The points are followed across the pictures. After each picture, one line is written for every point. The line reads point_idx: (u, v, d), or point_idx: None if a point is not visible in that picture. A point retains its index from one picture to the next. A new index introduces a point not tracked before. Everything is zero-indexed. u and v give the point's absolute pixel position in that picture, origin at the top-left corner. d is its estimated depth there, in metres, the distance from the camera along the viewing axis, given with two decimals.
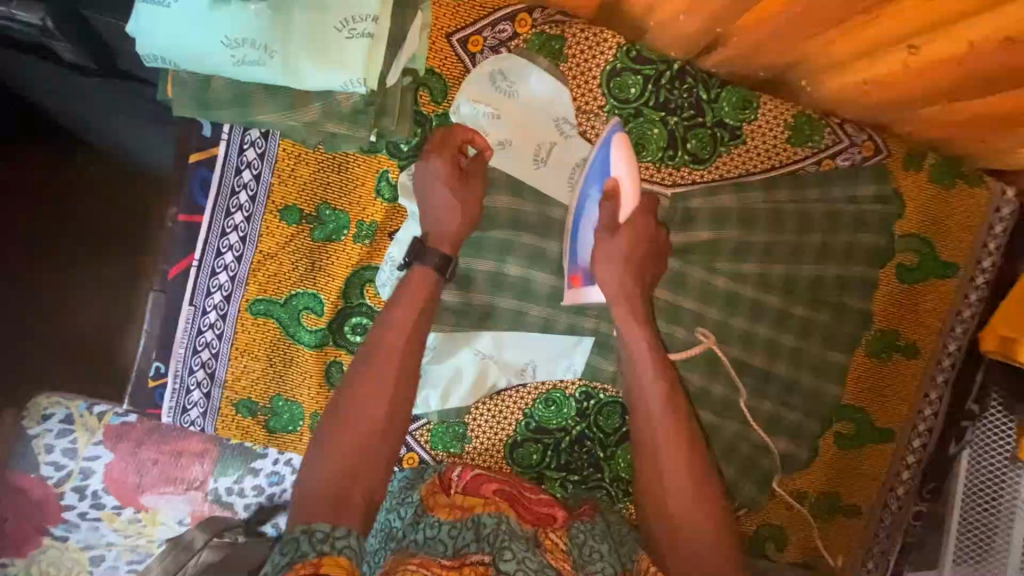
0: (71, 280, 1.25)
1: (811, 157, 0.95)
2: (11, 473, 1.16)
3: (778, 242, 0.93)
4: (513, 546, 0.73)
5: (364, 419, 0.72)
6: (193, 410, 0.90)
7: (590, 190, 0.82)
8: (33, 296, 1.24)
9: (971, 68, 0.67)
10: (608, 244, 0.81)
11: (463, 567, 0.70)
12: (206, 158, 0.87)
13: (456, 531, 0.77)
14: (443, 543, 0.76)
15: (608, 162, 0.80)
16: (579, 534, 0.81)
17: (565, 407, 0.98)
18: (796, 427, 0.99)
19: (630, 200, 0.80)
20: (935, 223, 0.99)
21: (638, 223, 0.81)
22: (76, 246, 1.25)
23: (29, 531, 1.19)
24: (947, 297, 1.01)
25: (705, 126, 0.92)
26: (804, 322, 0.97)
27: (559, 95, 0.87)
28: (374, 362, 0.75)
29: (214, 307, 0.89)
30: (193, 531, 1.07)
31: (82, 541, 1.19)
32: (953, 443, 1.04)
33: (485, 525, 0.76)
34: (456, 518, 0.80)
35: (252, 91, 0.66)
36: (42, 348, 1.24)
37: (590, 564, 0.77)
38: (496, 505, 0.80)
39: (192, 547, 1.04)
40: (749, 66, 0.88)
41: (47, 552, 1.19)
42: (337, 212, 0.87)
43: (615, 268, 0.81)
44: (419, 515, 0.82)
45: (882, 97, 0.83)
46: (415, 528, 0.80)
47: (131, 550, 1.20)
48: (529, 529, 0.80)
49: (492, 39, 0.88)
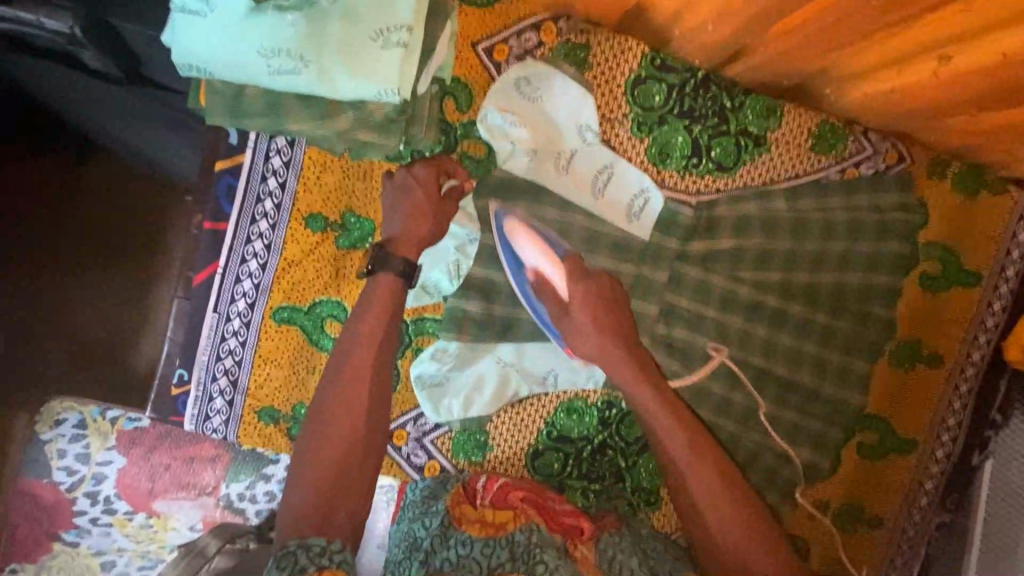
0: (71, 280, 1.26)
1: (834, 165, 0.95)
2: (24, 478, 1.17)
3: (802, 249, 0.93)
4: (545, 558, 0.75)
5: (337, 439, 0.72)
6: (216, 417, 0.90)
7: (528, 293, 0.83)
8: (37, 291, 1.25)
9: (1003, 79, 0.67)
10: (571, 324, 0.79)
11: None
12: (232, 166, 0.87)
13: (489, 549, 0.78)
14: (476, 562, 0.77)
15: (517, 257, 0.81)
16: (607, 548, 0.82)
17: (587, 416, 0.98)
18: (819, 435, 0.99)
19: (559, 276, 0.80)
20: (958, 232, 0.98)
21: (579, 288, 0.79)
22: (77, 245, 1.26)
23: (40, 536, 1.18)
24: (971, 306, 1.01)
25: (729, 135, 0.92)
26: (827, 331, 0.96)
27: (583, 102, 0.87)
28: (344, 381, 0.74)
29: (237, 315, 0.89)
30: (206, 536, 0.98)
31: (94, 547, 1.19)
32: (975, 453, 1.03)
33: (518, 543, 0.78)
34: (489, 534, 0.80)
35: (284, 100, 0.67)
36: (41, 348, 1.25)
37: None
38: (526, 517, 0.82)
39: (205, 552, 0.96)
40: (774, 75, 0.88)
41: (58, 556, 1.18)
42: (362, 220, 0.88)
43: (591, 338, 0.79)
44: (449, 529, 0.82)
45: (908, 106, 0.83)
46: (447, 546, 0.80)
47: (142, 556, 1.19)
48: (560, 538, 0.81)
49: (518, 48, 0.88)
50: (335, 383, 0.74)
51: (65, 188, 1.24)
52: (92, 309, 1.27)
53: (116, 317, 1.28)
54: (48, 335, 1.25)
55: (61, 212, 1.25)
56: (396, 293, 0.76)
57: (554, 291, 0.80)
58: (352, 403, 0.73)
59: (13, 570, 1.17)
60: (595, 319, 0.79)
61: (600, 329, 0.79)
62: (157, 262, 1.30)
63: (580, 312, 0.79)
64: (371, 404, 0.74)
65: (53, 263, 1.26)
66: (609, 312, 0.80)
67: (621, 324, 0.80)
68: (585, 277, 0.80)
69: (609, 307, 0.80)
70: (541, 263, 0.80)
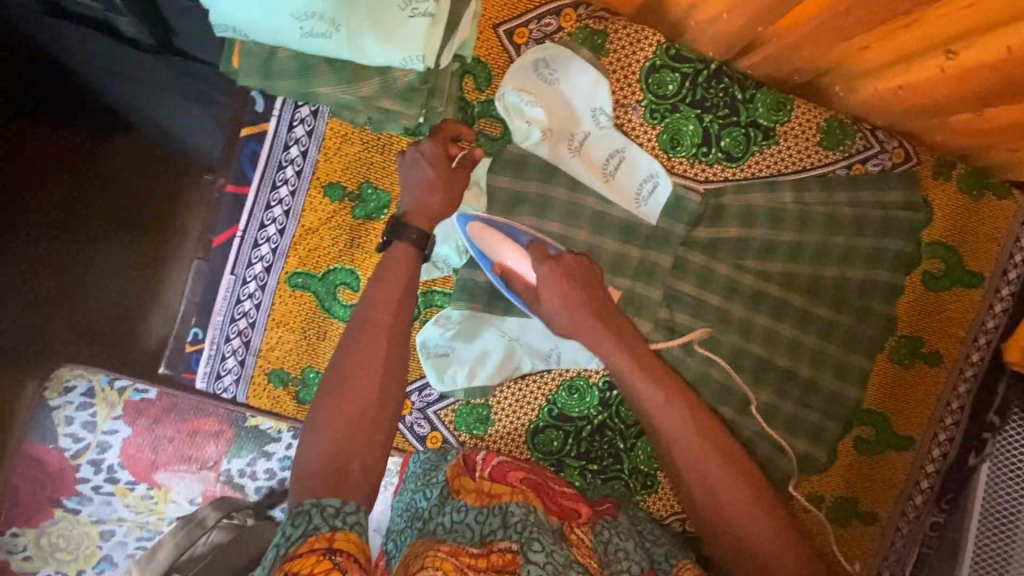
0: (79, 272, 1.30)
1: (842, 161, 0.97)
2: (30, 444, 1.19)
3: (806, 242, 0.95)
4: (541, 537, 0.74)
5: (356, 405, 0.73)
6: (228, 377, 0.93)
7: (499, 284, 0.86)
8: (61, 261, 1.29)
9: (1006, 78, 0.68)
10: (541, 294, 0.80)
11: (491, 555, 0.72)
12: (256, 133, 0.90)
13: (483, 517, 0.79)
14: (470, 529, 0.78)
15: (483, 252, 0.84)
16: (604, 531, 0.84)
17: (588, 395, 1.00)
18: (816, 427, 1.00)
19: (521, 257, 0.83)
20: (961, 232, 1.00)
21: (542, 270, 0.80)
22: (96, 220, 1.30)
23: (42, 501, 1.20)
24: (972, 306, 1.02)
25: (739, 125, 0.94)
26: (828, 324, 0.98)
27: (599, 86, 0.90)
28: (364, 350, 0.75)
29: (254, 278, 0.92)
30: (205, 509, 1.10)
31: (94, 515, 1.20)
32: (972, 454, 1.03)
33: (512, 513, 0.78)
34: (484, 504, 0.82)
35: (313, 63, 0.70)
36: (62, 321, 1.30)
37: (616, 564, 0.79)
38: (523, 494, 0.83)
39: (203, 524, 1.07)
40: (785, 69, 0.90)
41: (58, 523, 1.20)
42: (377, 190, 0.90)
43: (560, 310, 0.80)
44: (448, 498, 0.85)
45: (914, 104, 0.85)
46: (444, 512, 0.82)
47: (141, 527, 1.21)
48: (557, 521, 0.81)
49: (537, 32, 0.91)
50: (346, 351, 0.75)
51: (86, 162, 1.28)
52: (113, 284, 1.31)
53: (129, 292, 1.31)
54: (68, 303, 1.30)
55: (82, 186, 1.28)
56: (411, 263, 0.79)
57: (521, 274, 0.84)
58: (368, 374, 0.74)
59: (13, 534, 1.20)
60: (563, 293, 0.79)
61: (566, 302, 0.79)
62: (172, 243, 1.33)
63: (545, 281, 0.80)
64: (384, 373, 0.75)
65: (75, 234, 1.30)
66: (576, 284, 0.81)
67: (585, 294, 0.81)
68: (547, 259, 0.80)
69: (577, 279, 0.81)
70: (504, 252, 0.84)
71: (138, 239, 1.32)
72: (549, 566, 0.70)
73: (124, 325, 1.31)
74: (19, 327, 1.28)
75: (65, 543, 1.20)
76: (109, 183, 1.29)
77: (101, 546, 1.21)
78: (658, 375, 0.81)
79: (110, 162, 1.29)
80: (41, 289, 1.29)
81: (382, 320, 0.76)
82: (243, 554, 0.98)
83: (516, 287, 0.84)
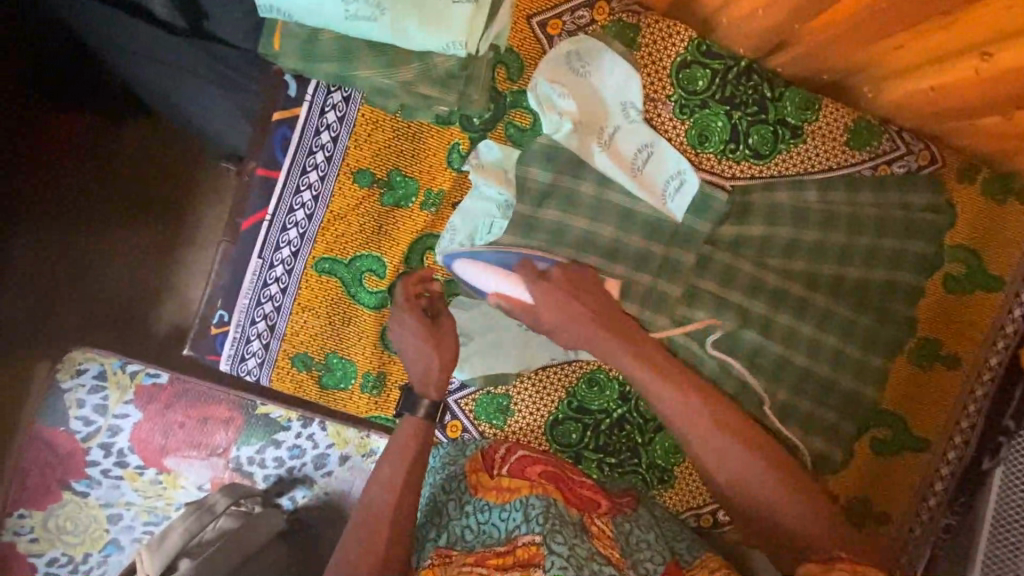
0: (95, 252, 1.30)
1: (869, 161, 0.97)
2: (41, 427, 1.19)
3: (828, 242, 0.95)
4: (563, 530, 0.76)
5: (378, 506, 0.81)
6: (251, 360, 0.94)
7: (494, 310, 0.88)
8: (76, 242, 1.29)
9: None
10: (568, 314, 0.82)
11: (516, 550, 0.76)
12: (288, 117, 0.90)
13: (506, 514, 0.81)
14: (495, 527, 0.81)
15: (476, 287, 0.87)
16: (625, 525, 0.84)
17: (608, 389, 1.00)
18: (832, 426, 1.01)
19: (514, 284, 0.85)
20: (984, 236, 1.00)
21: (558, 297, 0.82)
22: (114, 205, 1.30)
23: (50, 484, 1.19)
24: (992, 311, 1.02)
25: (768, 123, 0.94)
26: (848, 324, 0.98)
27: (630, 80, 0.90)
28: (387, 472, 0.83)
29: (281, 262, 0.92)
30: (214, 495, 1.10)
31: (102, 499, 1.20)
32: (987, 459, 1.03)
33: (533, 505, 0.79)
34: (504, 500, 0.83)
35: (357, 48, 0.75)
36: (79, 302, 1.30)
37: (638, 553, 0.79)
38: (543, 487, 0.83)
39: (213, 510, 1.07)
40: (815, 68, 0.91)
41: (66, 506, 1.19)
42: (406, 178, 0.93)
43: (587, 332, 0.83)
44: (467, 496, 0.86)
45: (939, 107, 0.86)
46: (465, 514, 0.85)
47: (149, 512, 1.21)
48: (577, 514, 0.82)
49: (570, 24, 0.92)
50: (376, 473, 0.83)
51: (106, 145, 1.28)
52: (129, 267, 1.31)
53: (143, 277, 1.31)
54: (83, 284, 1.30)
55: (102, 168, 1.29)
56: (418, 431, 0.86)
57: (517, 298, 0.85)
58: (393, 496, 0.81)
59: (20, 516, 1.17)
60: (594, 313, 0.83)
61: (607, 327, 0.83)
62: (187, 230, 1.32)
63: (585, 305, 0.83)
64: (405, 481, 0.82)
65: (91, 216, 1.29)
66: (609, 310, 0.84)
67: (627, 327, 0.84)
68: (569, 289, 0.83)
69: (607, 305, 0.84)
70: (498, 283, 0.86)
71: (154, 224, 1.31)
72: (571, 557, 0.71)
73: (140, 308, 1.31)
74: (35, 306, 1.28)
75: (72, 526, 1.19)
76: (126, 163, 1.29)
77: (109, 530, 1.20)
78: (671, 374, 0.81)
79: (128, 142, 1.29)
80: (56, 269, 1.29)
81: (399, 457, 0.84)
82: (240, 541, 1.01)
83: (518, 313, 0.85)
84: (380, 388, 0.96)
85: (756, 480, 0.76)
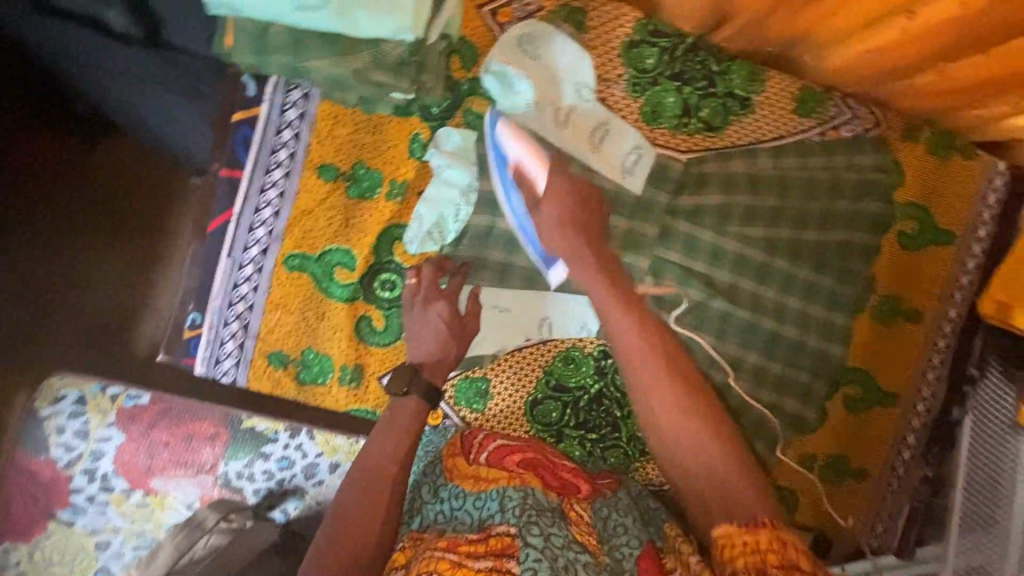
0: (63, 276, 1.27)
1: (817, 128, 1.01)
2: (21, 456, 1.18)
3: (784, 207, 0.98)
4: (540, 521, 0.75)
5: (353, 504, 0.79)
6: (227, 361, 0.94)
7: (510, 193, 0.89)
8: (44, 267, 1.27)
9: (954, 36, 0.72)
10: (540, 215, 0.84)
11: (489, 539, 0.75)
12: (248, 117, 0.93)
13: (481, 503, 0.81)
14: (468, 514, 0.81)
15: (502, 151, 0.88)
16: (603, 509, 0.82)
17: (584, 365, 1.02)
18: (804, 387, 1.04)
19: (540, 168, 0.85)
20: (933, 193, 1.05)
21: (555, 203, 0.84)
22: (85, 233, 1.28)
23: (36, 514, 1.18)
24: (946, 264, 1.07)
25: (718, 97, 0.98)
26: (810, 286, 1.01)
27: (582, 61, 0.94)
28: (371, 461, 0.82)
29: (251, 261, 0.93)
30: (204, 511, 1.11)
31: (89, 526, 1.18)
32: (956, 408, 1.06)
33: (509, 497, 0.79)
34: (480, 489, 0.83)
35: (306, 42, 0.77)
36: (49, 328, 1.26)
37: (614, 539, 0.78)
38: (521, 478, 0.82)
39: (203, 525, 1.08)
40: (757, 41, 0.94)
41: (51, 536, 1.17)
42: (370, 171, 0.94)
43: (554, 229, 0.83)
44: (442, 482, 0.87)
45: (877, 68, 0.89)
46: (439, 499, 0.85)
47: (138, 536, 1.19)
48: (556, 499, 0.82)
49: (520, 11, 0.93)
50: (364, 465, 0.82)
51: (81, 155, 1.26)
52: (92, 287, 1.27)
53: (110, 291, 1.28)
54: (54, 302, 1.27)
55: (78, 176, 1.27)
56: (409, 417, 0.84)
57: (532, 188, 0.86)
58: (372, 489, 0.80)
59: (4, 550, 1.16)
60: (561, 218, 0.83)
61: (573, 230, 0.83)
62: (159, 246, 1.30)
63: (548, 212, 0.84)
64: (388, 474, 0.81)
65: (59, 241, 1.27)
66: (574, 212, 0.84)
67: (594, 241, 0.84)
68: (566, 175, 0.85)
69: (575, 211, 0.84)
70: (526, 162, 0.86)
71: (121, 242, 1.29)
72: (546, 551, 0.71)
73: (112, 329, 1.27)
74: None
75: (59, 556, 1.18)
76: (107, 173, 1.27)
77: (98, 558, 1.18)
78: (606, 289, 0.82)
79: (105, 157, 1.27)
80: (24, 297, 1.26)
81: (385, 445, 0.83)
82: (233, 563, 0.98)
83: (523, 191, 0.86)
84: (358, 381, 0.96)
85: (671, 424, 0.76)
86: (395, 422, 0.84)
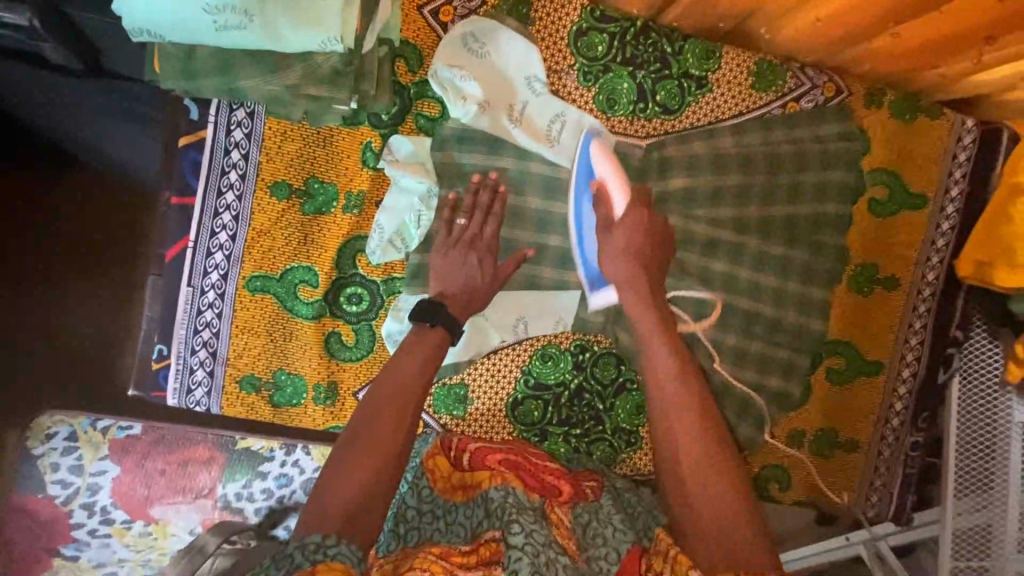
0: None
1: (777, 101, 0.99)
2: (17, 496, 1.13)
3: (751, 184, 0.97)
4: (521, 519, 0.74)
5: (371, 443, 0.74)
6: (198, 390, 0.93)
7: (582, 198, 0.89)
8: None
9: None
10: (608, 240, 0.86)
11: (479, 549, 0.73)
12: (194, 141, 0.90)
13: (471, 511, 0.81)
14: (462, 527, 0.81)
15: (589, 166, 0.87)
16: (583, 515, 0.81)
17: (562, 361, 1.00)
18: (786, 363, 1.03)
19: (619, 192, 0.85)
20: (901, 156, 1.03)
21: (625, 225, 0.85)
22: None
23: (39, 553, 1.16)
24: (920, 227, 1.05)
25: (673, 78, 0.96)
26: (783, 263, 1.00)
27: (530, 53, 0.91)
28: (379, 404, 0.78)
29: (212, 287, 0.92)
30: (206, 535, 1.04)
31: (94, 559, 1.16)
32: (941, 371, 1.04)
33: (492, 499, 0.79)
34: (469, 497, 0.83)
35: (235, 59, 0.76)
36: None
37: (593, 548, 0.76)
38: (501, 477, 0.82)
39: (205, 550, 1.01)
40: (706, 18, 0.92)
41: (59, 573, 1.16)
42: (324, 185, 0.92)
43: (619, 260, 0.85)
44: (425, 483, 0.86)
45: (827, 35, 0.87)
46: (434, 517, 0.83)
47: (144, 566, 1.18)
48: (538, 500, 0.81)
49: (462, 8, 0.91)
50: (367, 412, 0.77)
51: None
52: (59, 310, 1.17)
53: None
54: (11, 328, 1.16)
55: None
56: (422, 355, 0.82)
57: (608, 208, 0.86)
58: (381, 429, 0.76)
59: None
60: (631, 240, 0.85)
61: (634, 262, 0.85)
62: None
63: (616, 238, 0.85)
64: (399, 415, 0.77)
65: None
66: (643, 245, 0.86)
67: (654, 285, 0.86)
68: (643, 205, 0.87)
69: (643, 242, 0.86)
70: (608, 181, 0.86)
71: None
72: (527, 547, 0.69)
73: None
74: None
75: None
76: None
77: None
78: (647, 299, 0.84)
79: None
80: None
81: (397, 388, 0.79)
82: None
83: (599, 210, 0.86)
84: (333, 398, 0.95)
85: (680, 429, 0.77)
86: (409, 357, 0.82)
